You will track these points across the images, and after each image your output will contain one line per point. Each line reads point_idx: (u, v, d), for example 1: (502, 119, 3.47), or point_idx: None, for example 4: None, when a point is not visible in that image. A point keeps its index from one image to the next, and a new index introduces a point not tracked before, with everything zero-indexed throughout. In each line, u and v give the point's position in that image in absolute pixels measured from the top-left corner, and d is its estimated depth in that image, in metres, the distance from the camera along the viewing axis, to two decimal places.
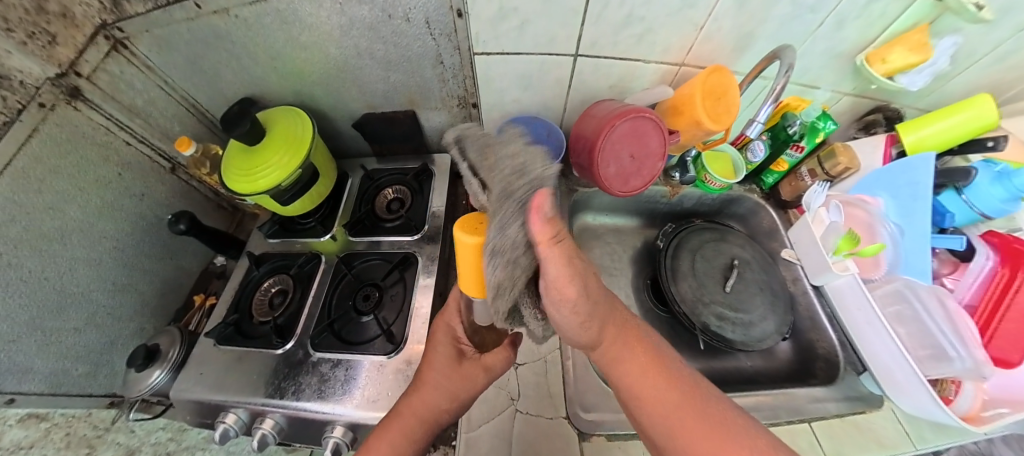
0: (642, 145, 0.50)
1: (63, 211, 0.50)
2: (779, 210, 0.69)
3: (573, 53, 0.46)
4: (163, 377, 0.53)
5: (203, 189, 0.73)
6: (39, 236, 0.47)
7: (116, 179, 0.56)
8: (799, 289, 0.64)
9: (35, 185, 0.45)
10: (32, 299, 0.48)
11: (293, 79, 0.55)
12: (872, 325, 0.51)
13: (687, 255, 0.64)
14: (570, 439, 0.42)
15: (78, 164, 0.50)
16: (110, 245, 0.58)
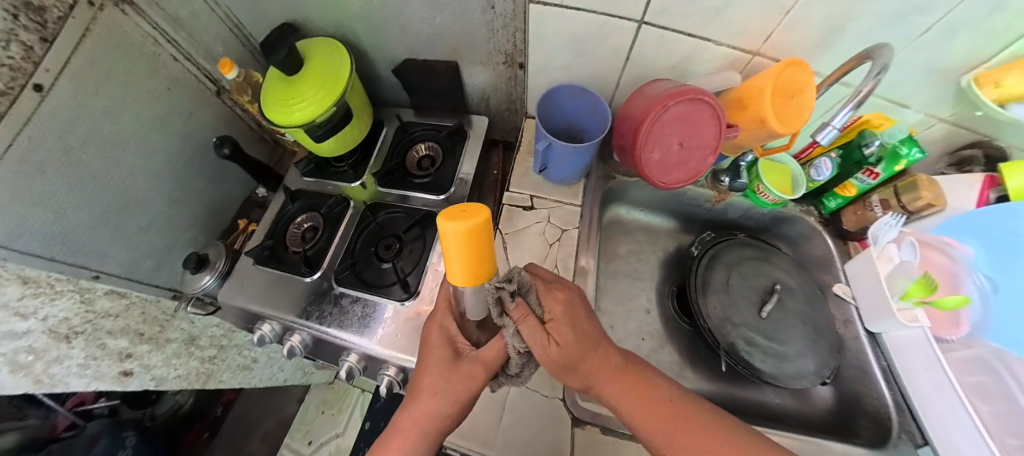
0: (694, 134, 0.46)
1: (120, 117, 0.55)
2: (836, 240, 0.58)
3: (639, 18, 0.45)
4: (212, 282, 0.57)
5: (247, 118, 0.79)
6: (101, 138, 0.52)
7: (165, 93, 0.61)
8: (850, 333, 0.53)
9: (92, 86, 0.50)
10: (100, 195, 0.54)
11: (336, 10, 0.56)
12: (944, 392, 0.41)
13: (722, 270, 0.58)
14: (561, 422, 0.40)
15: (128, 71, 0.54)
16: (163, 158, 0.63)
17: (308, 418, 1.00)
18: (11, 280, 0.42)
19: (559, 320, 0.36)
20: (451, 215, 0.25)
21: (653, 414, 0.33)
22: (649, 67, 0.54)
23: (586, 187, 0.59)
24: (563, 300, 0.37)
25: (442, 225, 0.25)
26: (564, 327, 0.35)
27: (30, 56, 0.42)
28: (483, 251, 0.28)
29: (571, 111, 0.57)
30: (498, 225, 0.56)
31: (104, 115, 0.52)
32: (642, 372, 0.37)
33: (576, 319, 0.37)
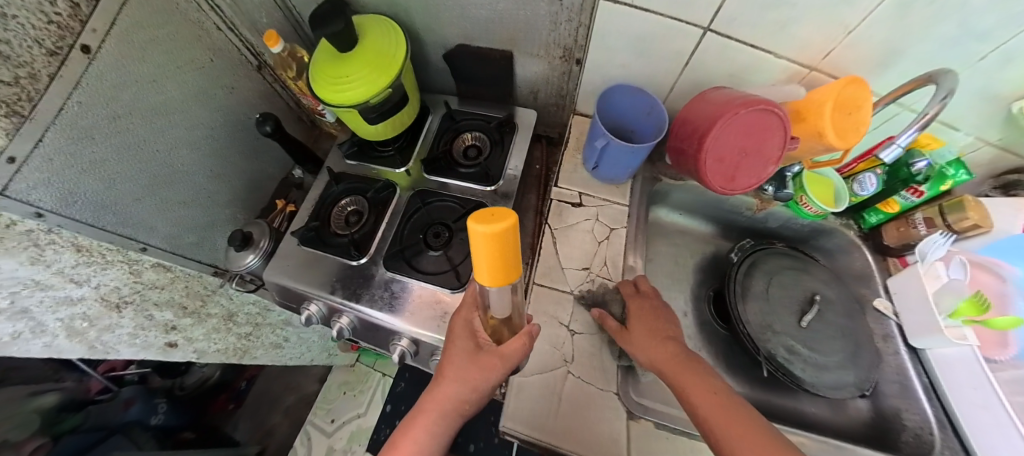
0: (758, 141, 0.46)
1: (164, 86, 0.54)
2: (876, 254, 0.59)
3: (705, 25, 0.47)
4: (256, 262, 0.57)
5: (285, 96, 0.78)
6: (147, 107, 0.52)
7: (209, 64, 0.60)
8: (889, 347, 0.53)
9: (138, 51, 0.49)
10: (148, 166, 0.53)
11: None
12: (991, 411, 0.42)
13: (761, 278, 0.60)
14: (618, 414, 0.42)
15: (173, 37, 0.53)
16: (207, 132, 0.62)
17: (330, 398, 1.02)
18: (65, 248, 0.44)
19: (636, 316, 0.45)
20: (480, 218, 0.21)
21: (703, 393, 0.35)
22: (706, 70, 0.55)
23: (633, 189, 0.60)
24: (645, 304, 0.46)
25: (472, 225, 0.21)
26: (642, 320, 0.44)
27: (77, 14, 0.41)
28: (510, 253, 0.24)
29: (624, 111, 0.58)
30: (548, 221, 0.57)
31: (150, 82, 0.51)
32: (698, 361, 0.39)
33: (652, 316, 0.45)
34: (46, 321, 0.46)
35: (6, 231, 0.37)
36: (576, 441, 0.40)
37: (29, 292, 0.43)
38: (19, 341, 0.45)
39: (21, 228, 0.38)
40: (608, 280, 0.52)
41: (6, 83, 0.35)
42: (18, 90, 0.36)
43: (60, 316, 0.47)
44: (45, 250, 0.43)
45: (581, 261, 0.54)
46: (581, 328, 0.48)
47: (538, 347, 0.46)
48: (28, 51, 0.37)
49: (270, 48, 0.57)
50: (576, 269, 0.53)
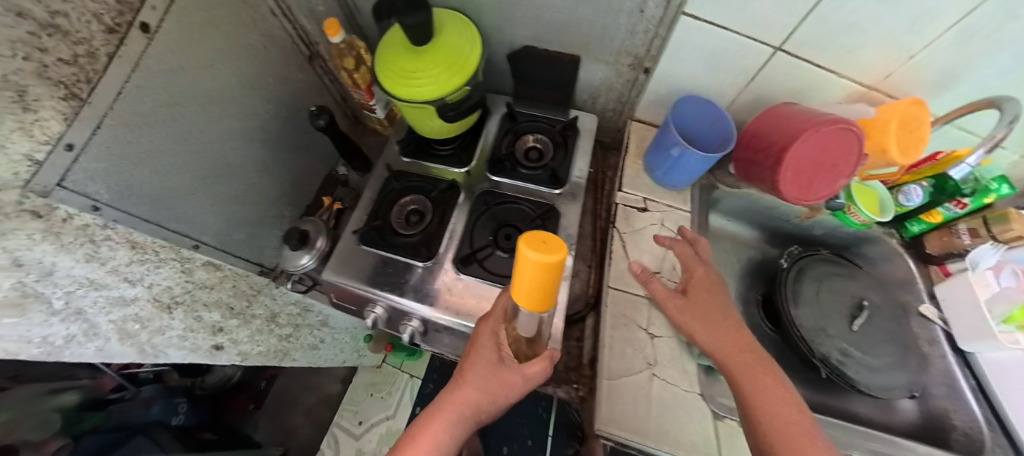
0: (835, 158, 0.49)
1: (222, 71, 0.51)
2: (918, 261, 0.63)
3: (777, 45, 0.51)
4: (312, 262, 0.55)
5: (332, 88, 0.76)
6: (207, 95, 0.50)
7: (263, 51, 0.57)
8: (936, 351, 0.57)
9: (196, 32, 0.46)
10: (205, 159, 0.51)
11: None
12: None
13: (811, 283, 0.62)
14: (705, 415, 0.44)
15: (232, 25, 0.51)
16: (261, 123, 0.61)
17: (357, 399, 1.00)
18: (119, 243, 0.42)
19: (699, 290, 0.46)
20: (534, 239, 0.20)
21: (761, 389, 0.38)
22: (773, 83, 0.58)
23: (692, 195, 0.63)
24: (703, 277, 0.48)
25: (522, 248, 0.20)
26: (706, 298, 0.46)
27: None
28: (551, 279, 0.22)
29: (687, 121, 0.60)
30: (616, 225, 0.58)
31: (207, 66, 0.49)
32: (751, 349, 0.41)
33: (717, 297, 0.46)
34: (99, 323, 0.43)
35: (63, 226, 0.36)
36: (673, 442, 0.42)
37: (84, 291, 0.40)
38: (74, 345, 0.42)
39: (79, 222, 0.37)
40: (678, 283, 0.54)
41: (65, 62, 0.33)
42: (77, 71, 0.34)
43: (112, 317, 0.44)
44: (100, 246, 0.40)
45: (652, 265, 0.55)
46: (660, 331, 0.50)
47: (623, 351, 0.48)
48: (87, 27, 0.34)
49: (330, 38, 0.53)
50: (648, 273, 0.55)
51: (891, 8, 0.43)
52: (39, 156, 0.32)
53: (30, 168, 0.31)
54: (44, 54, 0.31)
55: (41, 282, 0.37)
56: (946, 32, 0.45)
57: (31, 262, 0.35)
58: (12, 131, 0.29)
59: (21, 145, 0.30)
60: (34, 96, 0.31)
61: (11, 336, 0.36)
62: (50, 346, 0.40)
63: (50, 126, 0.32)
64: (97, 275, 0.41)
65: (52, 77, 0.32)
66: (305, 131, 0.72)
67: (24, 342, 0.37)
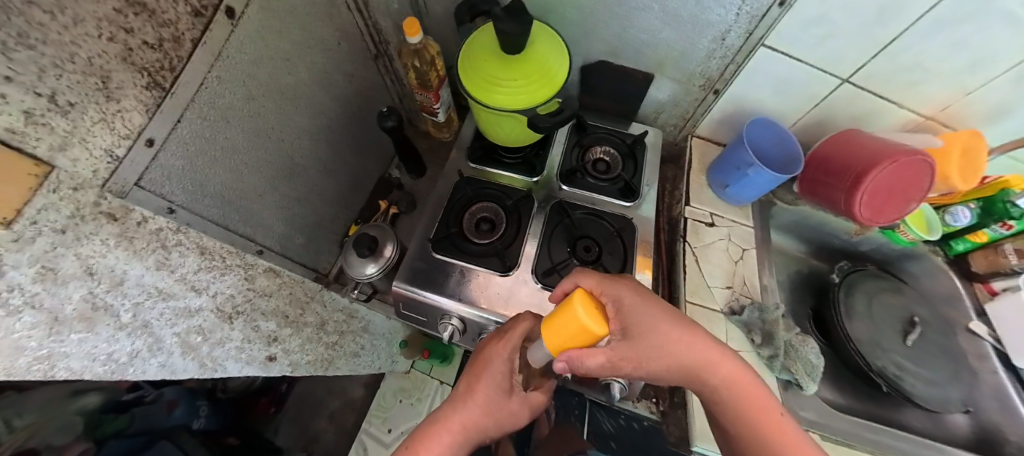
0: (915, 184, 0.50)
1: (296, 68, 0.51)
2: (963, 278, 0.67)
3: (844, 78, 0.53)
4: (376, 273, 0.55)
5: (392, 89, 0.76)
6: (276, 89, 0.49)
7: (335, 45, 0.57)
8: (987, 366, 0.61)
9: (276, 23, 0.45)
10: (271, 158, 0.52)
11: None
12: None
13: (863, 298, 0.64)
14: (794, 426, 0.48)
15: (303, 26, 0.49)
16: (324, 123, 0.62)
17: (386, 406, 1.03)
18: (190, 248, 0.39)
19: (626, 317, 0.34)
20: (585, 296, 0.32)
21: (742, 401, 0.35)
22: (833, 110, 0.60)
23: (752, 212, 0.64)
24: (628, 292, 0.36)
25: (574, 306, 0.31)
26: (638, 323, 0.34)
27: None
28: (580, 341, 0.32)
29: (755, 139, 0.60)
30: (686, 240, 0.60)
31: (268, 59, 0.46)
32: (724, 352, 0.35)
33: (647, 316, 0.34)
34: (164, 337, 0.40)
35: (136, 230, 0.33)
36: None
37: (152, 303, 0.37)
38: (137, 362, 0.38)
39: (153, 225, 0.34)
40: (749, 297, 0.55)
41: (150, 46, 0.30)
42: (161, 57, 0.32)
43: (177, 329, 0.41)
44: (171, 252, 0.37)
45: (724, 279, 0.56)
46: (738, 346, 0.51)
47: None
48: (173, 8, 0.31)
49: (406, 38, 0.52)
50: (721, 288, 0.56)
51: (957, 51, 0.46)
52: (117, 151, 0.30)
53: (109, 166, 0.29)
54: (129, 36, 0.28)
55: (110, 293, 0.32)
56: (1002, 74, 0.48)
57: (105, 270, 0.31)
58: (91, 122, 0.27)
59: (102, 138, 0.28)
60: (117, 83, 0.29)
61: (79, 355, 0.32)
62: (115, 363, 0.35)
63: (131, 118, 0.31)
64: (164, 283, 0.37)
65: (136, 62, 0.30)
66: (354, 134, 0.71)
67: (89, 360, 0.33)
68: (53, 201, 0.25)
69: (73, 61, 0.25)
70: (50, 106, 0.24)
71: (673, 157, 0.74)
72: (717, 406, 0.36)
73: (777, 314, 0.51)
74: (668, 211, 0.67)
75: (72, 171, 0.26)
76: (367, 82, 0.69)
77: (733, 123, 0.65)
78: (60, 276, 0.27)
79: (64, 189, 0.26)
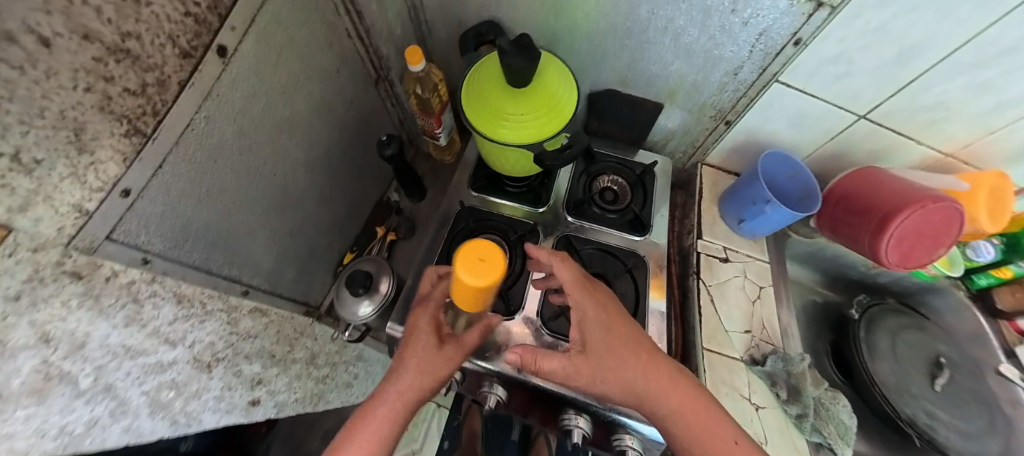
0: (944, 228, 0.48)
1: (294, 100, 0.49)
2: (987, 316, 0.63)
3: (862, 114, 0.51)
4: (370, 312, 0.52)
5: (393, 112, 0.74)
6: (274, 123, 0.47)
7: (336, 74, 0.55)
8: (1021, 414, 0.58)
9: (273, 56, 0.42)
10: (265, 191, 0.49)
11: (563, 31, 0.51)
12: None
13: (885, 337, 0.60)
14: None
15: (301, 57, 0.47)
16: (322, 152, 0.59)
17: None
18: (168, 298, 0.36)
19: (588, 326, 0.35)
20: (466, 259, 0.35)
21: (704, 439, 0.32)
22: (852, 143, 0.57)
23: (767, 246, 0.62)
24: (593, 304, 0.35)
25: (460, 273, 0.34)
26: (597, 335, 0.34)
27: (217, 7, 0.33)
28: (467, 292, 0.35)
29: (770, 172, 0.58)
30: (700, 276, 0.57)
31: (264, 93, 0.43)
32: (682, 380, 0.34)
33: (605, 327, 0.35)
34: (130, 398, 0.34)
35: (103, 286, 0.29)
36: None
37: (117, 363, 0.32)
38: (94, 432, 0.31)
39: (124, 279, 0.31)
40: (770, 344, 0.53)
41: (132, 92, 0.28)
42: (144, 102, 0.29)
43: (145, 388, 0.36)
44: (144, 304, 0.33)
45: (742, 323, 0.54)
46: (762, 401, 0.48)
47: None
48: (160, 52, 0.29)
49: (408, 66, 0.49)
50: (739, 332, 0.53)
51: (983, 92, 0.45)
52: (88, 205, 0.26)
53: (77, 220, 0.26)
54: (108, 84, 0.26)
55: (69, 358, 0.27)
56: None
57: (63, 335, 0.26)
58: (61, 178, 0.24)
59: (71, 194, 0.25)
60: (92, 135, 0.25)
61: (26, 434, 0.25)
62: (69, 436, 0.29)
63: (105, 169, 0.27)
64: (134, 339, 0.33)
65: (115, 110, 0.27)
66: (356, 161, 0.69)
67: (38, 436, 0.26)
68: (7, 266, 0.21)
69: (43, 116, 0.21)
70: (13, 166, 0.20)
71: (682, 184, 0.71)
72: (678, 446, 0.33)
73: (803, 367, 0.48)
74: (678, 241, 0.64)
75: (32, 231, 0.23)
76: (370, 108, 0.67)
77: (746, 152, 0.62)
78: (8, 348, 0.22)
79: (22, 252, 0.22)
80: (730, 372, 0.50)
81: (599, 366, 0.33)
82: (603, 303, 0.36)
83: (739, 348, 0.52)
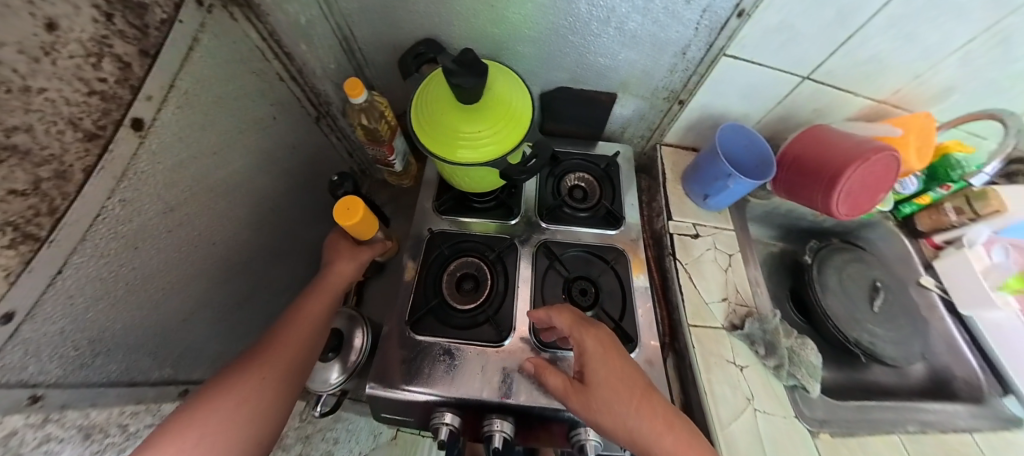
0: (879, 183, 0.53)
1: (227, 158, 0.44)
2: (910, 237, 0.74)
3: (805, 75, 0.52)
4: (339, 377, 0.48)
5: (340, 146, 0.67)
6: (206, 189, 0.41)
7: (272, 122, 0.51)
8: (939, 313, 0.70)
9: (201, 118, 0.38)
10: (211, 270, 0.44)
11: (509, 34, 0.48)
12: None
13: (833, 273, 0.68)
14: (805, 435, 0.50)
15: (232, 110, 0.42)
16: (267, 206, 0.53)
17: None
18: (67, 438, 0.28)
19: (588, 361, 0.37)
20: (340, 212, 0.48)
21: None
22: (795, 106, 0.60)
23: (731, 214, 0.66)
24: (594, 342, 0.37)
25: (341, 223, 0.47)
26: (597, 371, 0.36)
27: (128, 78, 0.30)
28: (367, 235, 0.51)
29: (727, 146, 0.61)
30: (676, 256, 0.60)
31: (192, 159, 0.38)
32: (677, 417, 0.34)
33: (605, 366, 0.36)
34: None
35: None
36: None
37: None
38: None
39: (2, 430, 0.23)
40: (745, 307, 0.58)
41: (20, 194, 0.23)
42: (37, 202, 0.24)
43: None
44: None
45: (719, 292, 0.59)
46: (745, 361, 0.54)
47: (726, 398, 0.50)
48: (58, 139, 0.25)
49: (349, 99, 0.45)
50: (718, 302, 0.58)
51: (904, 45, 0.48)
52: None
53: None
54: None
55: None
56: (950, 57, 0.51)
57: None
58: None
59: None
60: None
61: None
62: None
63: None
64: None
65: None
66: (304, 206, 0.63)
67: None
68: None
69: None
70: None
71: (644, 167, 0.72)
72: None
73: (775, 323, 0.55)
74: (649, 224, 0.66)
75: None
76: (315, 149, 0.62)
77: (700, 129, 0.64)
78: None
79: None
80: (715, 344, 0.54)
81: (596, 401, 0.35)
82: (605, 342, 0.38)
83: (720, 315, 0.57)
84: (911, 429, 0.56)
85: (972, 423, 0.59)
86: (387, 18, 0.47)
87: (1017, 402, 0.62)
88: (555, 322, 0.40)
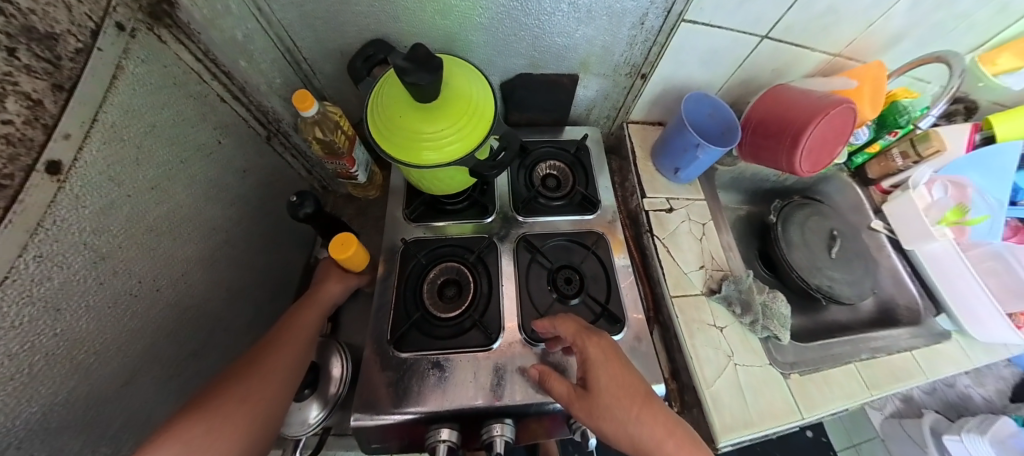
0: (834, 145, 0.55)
1: (168, 191, 0.39)
2: (862, 186, 0.79)
3: (763, 34, 0.51)
4: (320, 415, 0.47)
5: (298, 165, 0.62)
6: (146, 229, 0.37)
7: (217, 147, 0.45)
8: (888, 250, 0.76)
9: (133, 153, 0.33)
10: (165, 322, 0.40)
11: (459, 21, 0.44)
12: (962, 277, 0.66)
13: (796, 229, 0.72)
14: (779, 378, 0.55)
15: (171, 140, 0.38)
16: (221, 238, 0.49)
17: None
18: None
19: (590, 368, 0.38)
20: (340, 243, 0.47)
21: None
22: (755, 69, 0.59)
23: (701, 184, 0.67)
24: (596, 349, 0.39)
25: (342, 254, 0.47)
26: (598, 376, 0.38)
27: (39, 116, 0.25)
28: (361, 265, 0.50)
29: (692, 117, 0.61)
30: (653, 232, 0.61)
31: (123, 201, 0.33)
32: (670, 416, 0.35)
33: (606, 372, 0.38)
34: None
35: None
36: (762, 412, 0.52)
37: None
38: None
39: None
40: (721, 271, 0.61)
41: None
42: None
43: None
44: None
45: (696, 261, 0.61)
46: (723, 322, 0.57)
47: (709, 359, 0.54)
48: None
49: (300, 112, 0.41)
50: (696, 271, 0.60)
51: None
52: None
53: None
54: None
55: None
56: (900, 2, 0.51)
57: None
58: None
59: None
60: None
61: None
62: None
63: None
64: None
65: None
66: (264, 230, 0.59)
67: None
68: None
69: None
70: None
71: (614, 147, 0.72)
72: None
73: (749, 282, 0.57)
74: (624, 204, 0.67)
75: None
76: (272, 171, 0.57)
77: (665, 102, 0.63)
78: None
79: None
80: (694, 311, 0.57)
81: (597, 404, 0.36)
82: (606, 348, 0.40)
83: (699, 282, 0.60)
84: (866, 355, 0.62)
85: (913, 342, 0.66)
86: (320, 9, 0.42)
87: (947, 319, 0.70)
88: (558, 330, 0.43)
